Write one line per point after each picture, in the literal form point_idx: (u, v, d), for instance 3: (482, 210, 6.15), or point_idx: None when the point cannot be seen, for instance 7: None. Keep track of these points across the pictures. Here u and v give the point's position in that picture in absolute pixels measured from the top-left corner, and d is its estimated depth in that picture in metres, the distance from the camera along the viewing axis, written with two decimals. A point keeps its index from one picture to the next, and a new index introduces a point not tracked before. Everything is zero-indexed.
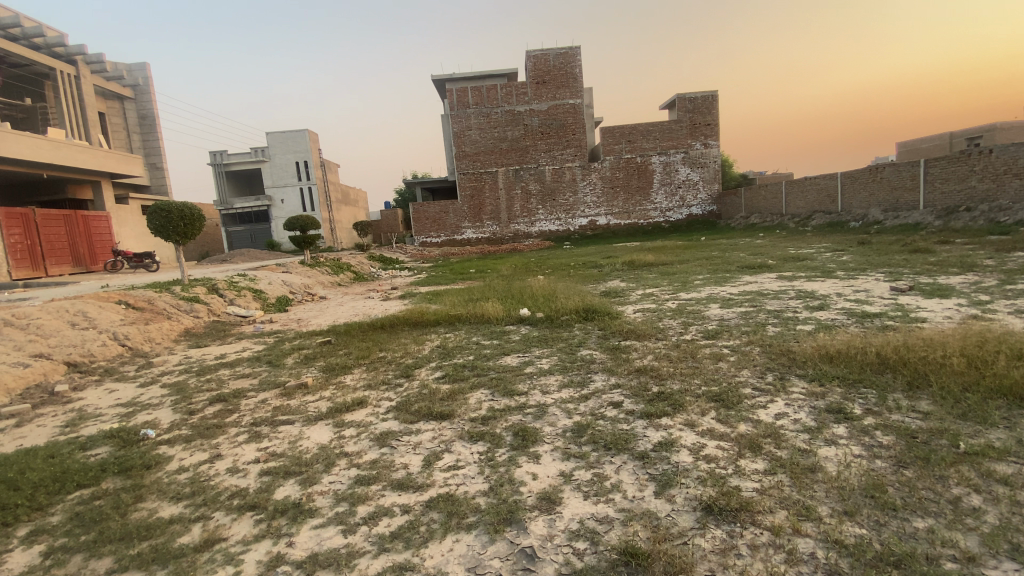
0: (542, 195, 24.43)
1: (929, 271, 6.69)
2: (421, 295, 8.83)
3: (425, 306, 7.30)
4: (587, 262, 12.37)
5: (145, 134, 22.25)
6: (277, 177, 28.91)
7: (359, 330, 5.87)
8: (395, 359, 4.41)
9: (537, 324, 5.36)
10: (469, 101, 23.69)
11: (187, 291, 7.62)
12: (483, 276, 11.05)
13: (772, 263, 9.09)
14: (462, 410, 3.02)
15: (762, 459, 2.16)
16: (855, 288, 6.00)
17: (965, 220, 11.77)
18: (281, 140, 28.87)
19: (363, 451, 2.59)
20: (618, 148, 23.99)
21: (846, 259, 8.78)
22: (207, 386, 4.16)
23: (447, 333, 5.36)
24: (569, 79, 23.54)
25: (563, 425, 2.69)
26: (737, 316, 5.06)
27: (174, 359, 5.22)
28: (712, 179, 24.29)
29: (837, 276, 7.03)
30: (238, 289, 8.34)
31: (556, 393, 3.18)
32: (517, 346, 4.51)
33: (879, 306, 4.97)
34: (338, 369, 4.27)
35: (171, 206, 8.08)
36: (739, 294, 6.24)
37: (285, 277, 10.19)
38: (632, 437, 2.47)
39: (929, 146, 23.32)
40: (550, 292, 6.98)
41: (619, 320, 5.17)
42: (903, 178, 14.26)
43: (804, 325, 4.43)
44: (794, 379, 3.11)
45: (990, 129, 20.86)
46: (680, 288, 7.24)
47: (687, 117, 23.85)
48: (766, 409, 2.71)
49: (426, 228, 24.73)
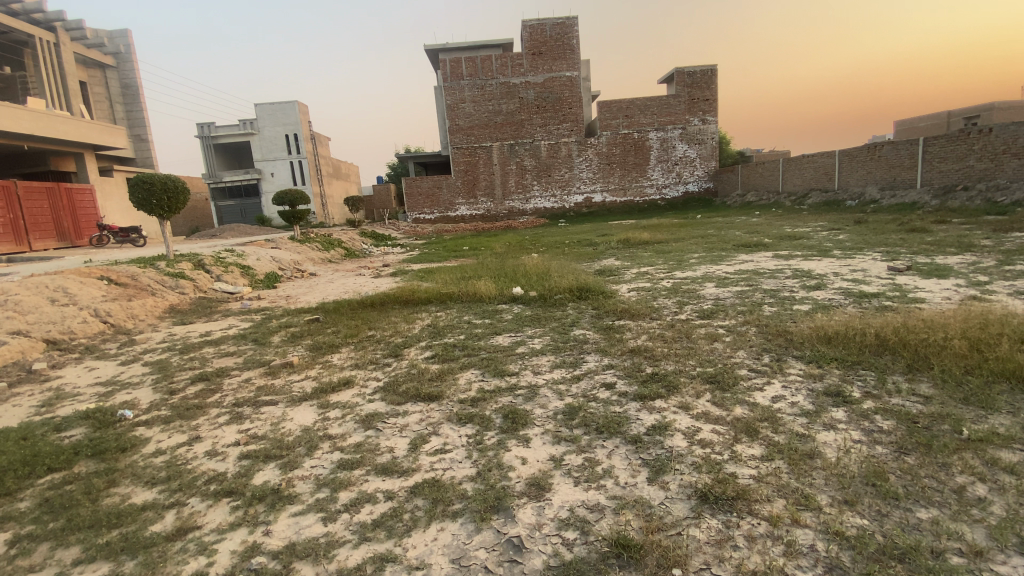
0: (537, 171, 24.08)
1: (926, 251, 6.62)
2: (413, 272, 8.69)
3: (416, 283, 7.18)
4: (582, 240, 12.22)
5: (127, 105, 21.56)
6: (267, 150, 28.28)
7: (348, 308, 5.75)
8: (384, 338, 4.30)
9: (530, 302, 5.26)
10: (463, 73, 23.10)
11: (171, 266, 7.43)
12: (476, 253, 10.90)
13: (768, 242, 9.01)
14: (451, 391, 2.93)
15: (759, 444, 2.09)
16: (852, 267, 5.93)
17: (962, 200, 11.71)
18: (270, 112, 28.14)
19: (347, 434, 2.50)
20: (614, 123, 23.59)
21: (842, 239, 8.70)
22: (190, 364, 4.05)
23: (438, 311, 5.26)
24: (566, 50, 22.96)
25: (554, 406, 2.61)
26: (733, 295, 4.97)
27: (157, 337, 5.09)
28: (709, 156, 24.00)
29: (834, 255, 6.95)
30: (225, 264, 8.16)
31: (547, 374, 3.09)
32: (509, 324, 4.42)
33: (876, 286, 4.90)
34: (325, 347, 4.17)
35: (154, 178, 7.82)
36: (734, 273, 6.16)
37: (274, 253, 9.99)
38: (625, 420, 2.39)
39: (927, 125, 23.09)
40: (544, 270, 6.87)
41: (613, 299, 5.08)
42: (901, 157, 14.10)
43: (800, 305, 4.36)
44: (791, 360, 3.04)
45: (988, 108, 20.67)
46: (675, 266, 7.13)
47: (685, 92, 23.41)
48: (763, 391, 2.64)
49: (419, 204, 24.39)
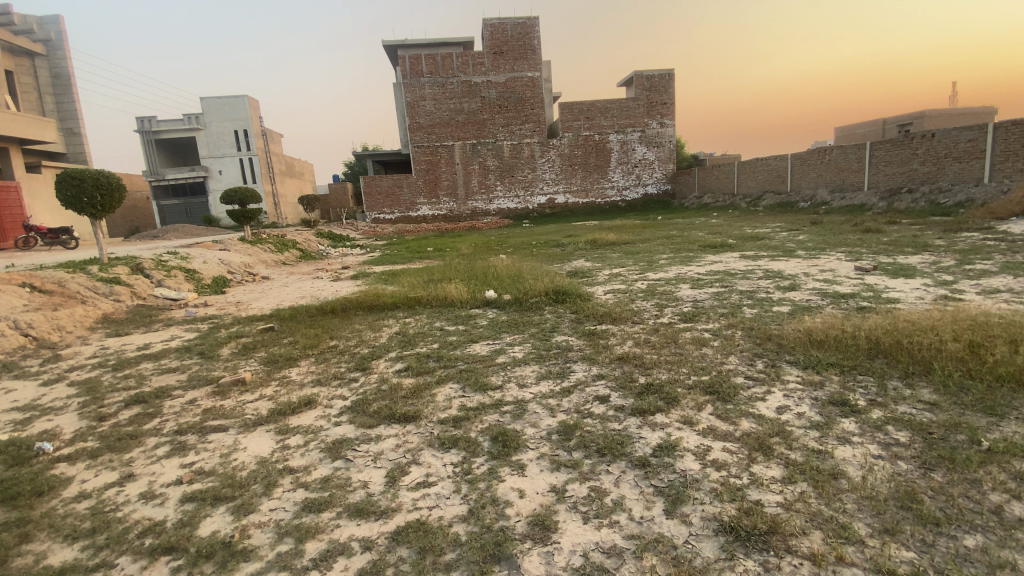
0: (499, 171, 23.86)
1: (886, 251, 6.81)
2: (376, 275, 8.26)
3: (380, 287, 6.78)
4: (548, 241, 12.08)
5: (58, 96, 19.82)
6: (214, 146, 26.77)
7: (306, 315, 5.31)
8: (348, 349, 3.94)
9: (505, 307, 5.00)
10: (424, 71, 22.61)
11: (106, 271, 6.73)
12: (441, 255, 10.54)
13: (733, 243, 9.12)
14: (429, 410, 2.63)
15: (777, 464, 1.92)
16: (820, 268, 5.99)
17: (908, 202, 12.29)
18: (218, 106, 26.66)
19: (311, 467, 2.17)
20: (576, 124, 23.68)
21: (803, 239, 8.89)
22: (124, 384, 3.55)
23: (406, 318, 4.92)
24: (527, 51, 22.86)
25: (548, 425, 2.36)
26: (711, 297, 4.88)
27: (88, 352, 4.49)
28: (667, 158, 24.45)
29: (800, 255, 7.04)
30: (168, 268, 7.48)
31: (534, 387, 2.84)
32: (485, 331, 4.15)
33: (849, 286, 4.92)
34: (283, 361, 3.76)
35: (85, 174, 7.07)
36: (707, 274, 6.10)
37: (223, 256, 9.30)
38: (627, 438, 2.17)
39: (866, 131, 24.36)
40: (515, 273, 6.63)
41: (591, 302, 4.89)
42: (849, 160, 14.71)
43: (780, 307, 4.30)
44: (786, 366, 2.92)
45: (920, 116, 21.99)
46: (646, 268, 7.04)
47: (644, 95, 23.76)
48: (765, 401, 2.48)
49: (378, 204, 23.67)
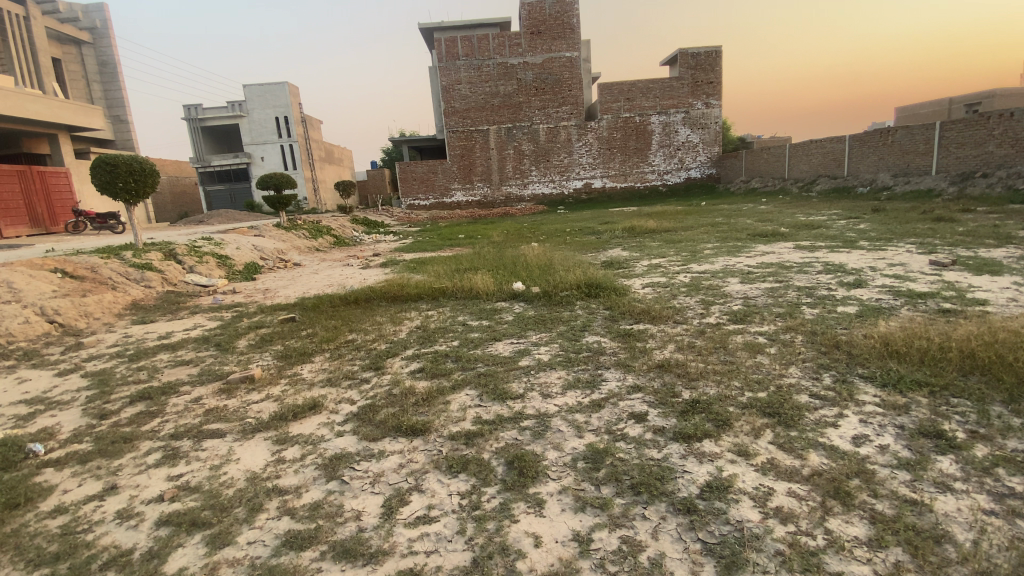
0: (535, 156, 23.33)
1: (962, 243, 6.08)
2: (404, 263, 8.06)
3: (407, 276, 6.56)
4: (584, 228, 11.61)
5: (105, 83, 20.53)
6: (256, 133, 27.32)
7: (329, 305, 5.14)
8: (364, 344, 3.70)
9: (533, 300, 4.67)
10: (459, 53, 22.23)
11: (139, 257, 6.77)
12: (472, 242, 10.28)
13: (785, 231, 8.46)
14: (441, 421, 2.34)
15: (861, 519, 1.53)
16: (888, 261, 5.35)
17: (982, 187, 11.12)
18: (259, 93, 27.11)
19: (302, 488, 1.91)
20: (615, 106, 22.83)
21: (864, 228, 8.14)
22: (135, 377, 3.43)
23: (429, 310, 4.67)
24: (565, 30, 22.08)
25: (573, 448, 2.03)
26: (764, 294, 4.39)
27: (110, 340, 4.46)
28: (711, 141, 23.28)
29: (862, 247, 6.39)
30: (200, 254, 7.51)
31: (560, 399, 2.50)
32: (511, 328, 3.83)
33: (925, 283, 4.32)
34: (297, 356, 3.55)
35: (118, 159, 7.12)
36: (758, 267, 5.57)
37: (256, 241, 9.33)
38: (668, 472, 1.81)
39: (928, 111, 22.54)
40: (547, 262, 6.27)
41: (627, 296, 4.50)
42: (915, 142, 13.48)
43: (845, 307, 3.77)
44: (859, 383, 2.48)
45: (991, 94, 20.11)
46: (689, 258, 6.53)
47: (688, 75, 22.62)
48: (837, 429, 2.07)
49: (413, 189, 23.61)
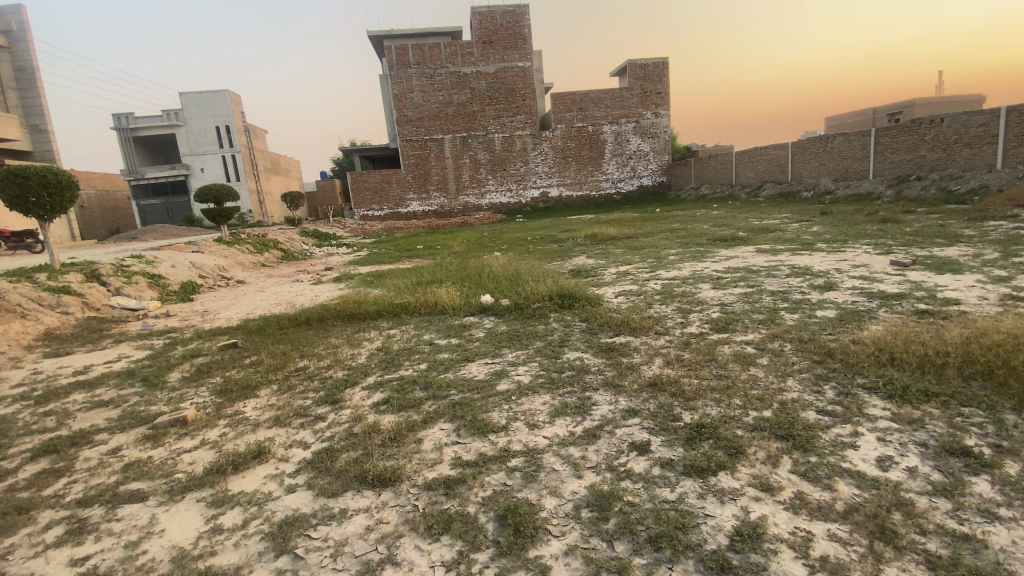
0: (491, 165, 23.16)
1: (915, 243, 6.25)
2: (359, 277, 7.58)
3: (363, 291, 6.13)
4: (544, 236, 11.45)
5: (23, 91, 17.87)
6: (194, 143, 25.79)
7: (276, 327, 4.64)
8: (318, 372, 3.28)
9: (503, 314, 4.37)
10: (410, 62, 21.83)
11: (55, 279, 6.01)
12: (431, 253, 9.89)
13: (743, 235, 8.56)
14: (413, 466, 2.00)
15: (917, 566, 1.33)
16: (851, 263, 5.40)
17: (918, 189, 11.77)
18: (197, 101, 25.63)
19: (245, 569, 1.54)
20: (569, 115, 23.02)
21: (818, 231, 8.33)
22: (38, 425, 2.87)
23: (390, 329, 4.28)
24: (517, 40, 22.11)
25: (573, 492, 1.74)
26: (740, 299, 4.26)
27: (13, 378, 3.80)
28: (662, 149, 23.85)
29: (821, 248, 6.48)
30: (129, 274, 6.78)
31: (549, 429, 2.20)
32: (483, 346, 3.51)
33: (894, 284, 4.32)
34: (239, 390, 3.09)
35: (30, 170, 6.32)
36: (727, 272, 5.50)
37: (193, 258, 8.58)
38: (689, 518, 1.56)
39: (856, 120, 24.03)
40: (513, 273, 5.99)
41: (602, 307, 4.28)
42: (853, 148, 14.18)
43: (825, 311, 3.68)
44: (864, 396, 2.32)
45: (910, 104, 21.65)
46: (656, 265, 6.43)
47: (638, 85, 23.12)
48: (858, 451, 1.89)
49: (366, 200, 22.89)
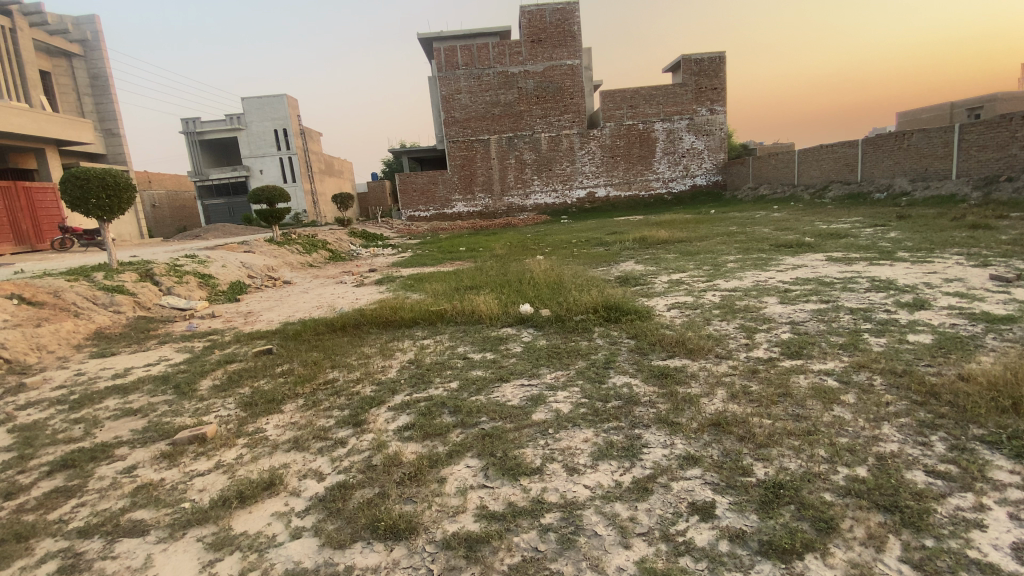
0: (537, 165, 22.87)
1: (1016, 253, 5.46)
2: (400, 280, 7.48)
3: (402, 296, 5.99)
4: (590, 239, 11.06)
5: (97, 97, 19.14)
6: (254, 145, 26.94)
7: (312, 333, 4.54)
8: (345, 387, 3.09)
9: (544, 326, 4.08)
10: (458, 62, 21.87)
11: (111, 278, 6.22)
12: (474, 256, 9.73)
13: (810, 241, 7.88)
14: (432, 515, 1.74)
15: None
16: (942, 276, 4.74)
17: (1009, 191, 10.53)
18: (257, 105, 26.76)
19: None
20: (618, 114, 22.38)
21: (896, 237, 7.53)
22: (66, 434, 2.83)
23: (425, 339, 4.07)
24: (565, 37, 21.71)
25: (619, 570, 1.44)
26: (813, 318, 3.77)
27: (58, 379, 3.86)
28: (717, 148, 22.77)
29: (903, 258, 5.79)
30: (180, 274, 6.96)
31: (590, 477, 1.89)
32: (520, 364, 3.22)
33: (1001, 303, 3.69)
34: (263, 404, 2.94)
35: (89, 172, 6.61)
36: (795, 284, 4.97)
37: (244, 258, 8.79)
38: None
39: (929, 117, 22.05)
40: (557, 280, 5.69)
41: (652, 321, 3.91)
42: (933, 145, 12.90)
43: (919, 336, 3.15)
44: (986, 453, 1.87)
45: (992, 99, 19.64)
46: (713, 273, 5.95)
47: (692, 81, 22.17)
48: (985, 533, 1.47)
49: (413, 201, 23.13)
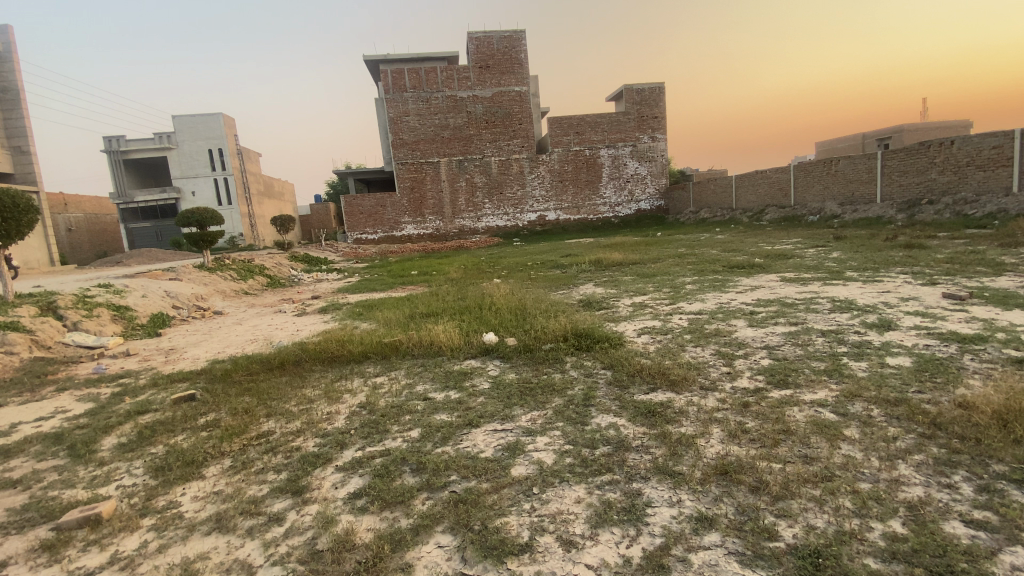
0: (487, 188, 22.81)
1: (955, 272, 5.71)
2: (348, 308, 6.93)
3: (351, 325, 5.50)
4: (545, 261, 10.87)
5: (5, 112, 17.25)
6: (186, 165, 25.31)
7: (246, 373, 3.97)
8: (282, 442, 2.60)
9: (511, 358, 3.75)
10: (406, 85, 21.60)
11: (2, 314, 5.33)
12: (427, 280, 9.28)
13: (759, 262, 8.05)
14: None
15: None
16: (897, 295, 4.82)
17: (931, 213, 11.37)
18: (190, 124, 25.25)
19: None
20: (565, 139, 22.80)
21: (839, 257, 7.82)
22: None
23: (377, 377, 3.62)
24: (513, 64, 21.99)
25: None
26: (787, 342, 3.65)
27: None
28: (659, 173, 23.62)
29: (853, 278, 5.94)
30: (90, 306, 6.11)
31: (592, 553, 1.56)
32: (490, 404, 2.86)
33: (962, 322, 3.73)
34: (180, 468, 2.41)
35: None
36: (759, 306, 4.91)
37: (168, 287, 7.91)
38: None
39: (846, 146, 23.95)
40: (519, 305, 5.40)
41: (625, 349, 3.67)
42: (858, 171, 13.83)
43: (898, 359, 3.07)
44: (1017, 495, 1.70)
45: (899, 130, 21.61)
46: (675, 295, 5.85)
47: (635, 109, 22.97)
48: None
49: (360, 223, 22.36)
